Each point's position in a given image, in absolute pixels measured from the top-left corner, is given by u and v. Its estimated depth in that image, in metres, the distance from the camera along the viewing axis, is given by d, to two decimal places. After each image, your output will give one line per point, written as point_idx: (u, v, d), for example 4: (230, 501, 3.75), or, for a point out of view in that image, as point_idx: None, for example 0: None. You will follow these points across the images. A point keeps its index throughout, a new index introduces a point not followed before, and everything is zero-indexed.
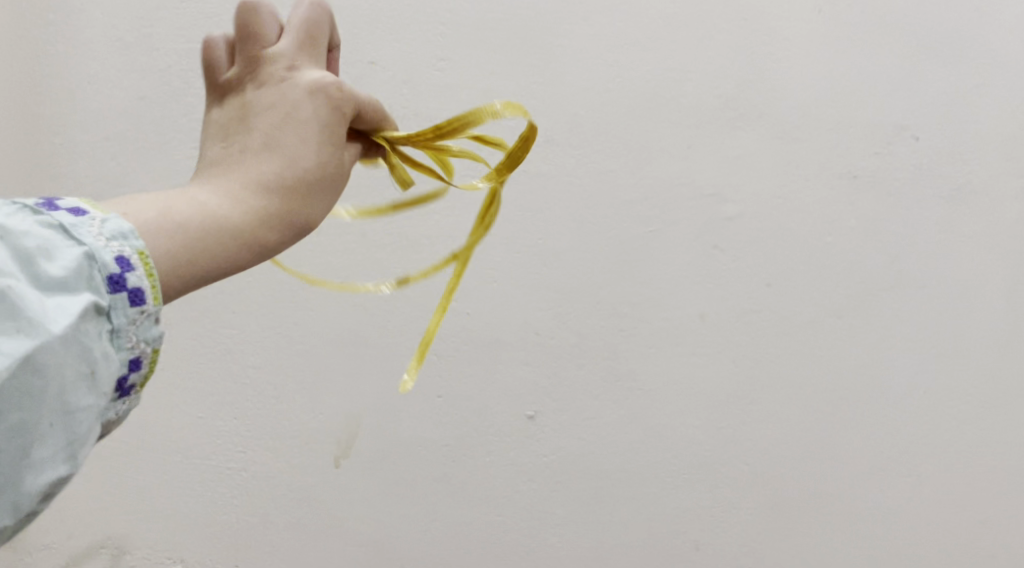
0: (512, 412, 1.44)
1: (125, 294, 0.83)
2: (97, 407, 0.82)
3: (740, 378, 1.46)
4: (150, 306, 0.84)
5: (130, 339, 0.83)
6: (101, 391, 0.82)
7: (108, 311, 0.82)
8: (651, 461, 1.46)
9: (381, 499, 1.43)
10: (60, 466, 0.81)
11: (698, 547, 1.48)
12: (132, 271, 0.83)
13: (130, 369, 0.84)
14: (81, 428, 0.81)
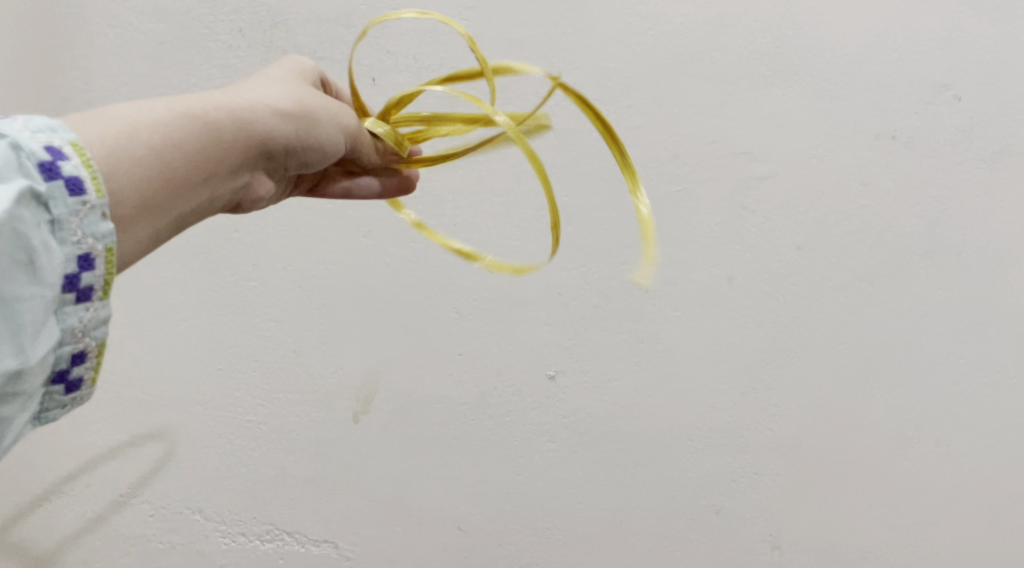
0: (534, 371, 1.40)
1: (61, 182, 0.89)
2: (39, 298, 0.88)
3: (767, 343, 1.44)
4: (92, 197, 0.90)
5: (74, 233, 0.90)
6: (45, 282, 0.89)
7: (47, 201, 0.89)
8: (674, 424, 1.44)
9: (398, 455, 1.40)
10: (10, 361, 0.88)
11: (719, 512, 1.46)
12: (66, 162, 0.90)
13: (80, 266, 0.90)
14: (26, 321, 0.88)
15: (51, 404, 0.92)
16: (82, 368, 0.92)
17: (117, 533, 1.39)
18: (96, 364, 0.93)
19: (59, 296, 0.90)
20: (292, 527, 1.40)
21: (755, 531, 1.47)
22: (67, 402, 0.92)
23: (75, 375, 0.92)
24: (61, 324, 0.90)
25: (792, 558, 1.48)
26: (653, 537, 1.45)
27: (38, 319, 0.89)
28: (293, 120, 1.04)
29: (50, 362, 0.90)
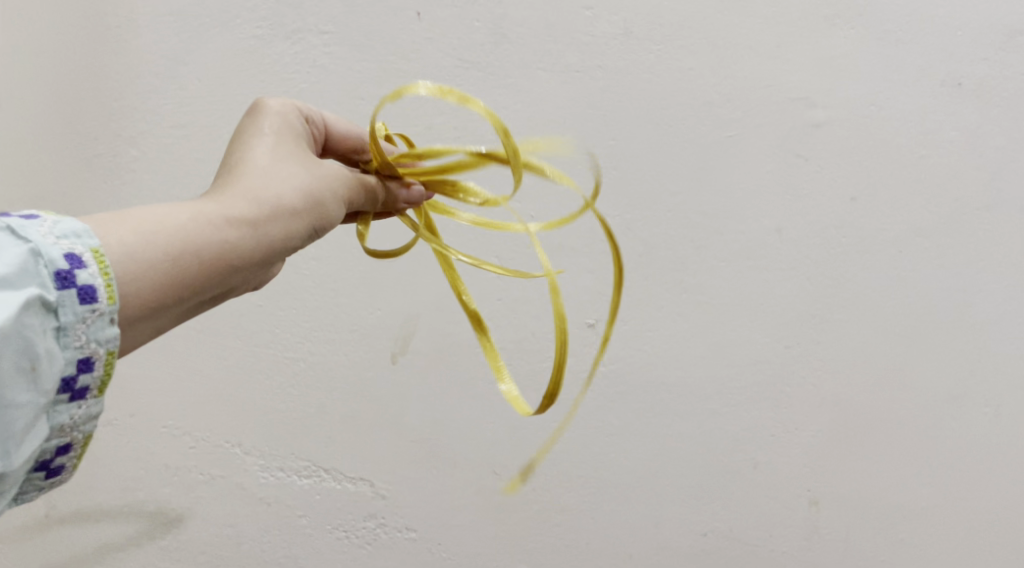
0: (574, 319, 1.40)
1: (73, 290, 0.89)
2: (33, 403, 0.88)
3: (816, 297, 1.42)
4: (102, 304, 0.90)
5: (78, 338, 0.89)
6: (42, 388, 0.88)
7: (56, 307, 0.88)
8: (715, 376, 1.42)
9: (435, 397, 1.38)
10: None
11: (757, 466, 1.43)
12: (81, 270, 0.90)
13: (79, 369, 0.90)
14: (16, 424, 0.88)
15: (29, 487, 0.92)
16: (65, 460, 0.91)
17: (157, 463, 1.39)
18: (80, 454, 0.92)
19: (54, 397, 0.89)
20: (329, 465, 1.39)
21: (793, 486, 1.44)
22: (46, 487, 0.92)
23: (58, 463, 0.91)
24: (51, 422, 0.90)
25: (830, 515, 1.45)
26: (689, 489, 1.43)
27: (29, 421, 0.88)
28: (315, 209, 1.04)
29: (35, 456, 0.90)
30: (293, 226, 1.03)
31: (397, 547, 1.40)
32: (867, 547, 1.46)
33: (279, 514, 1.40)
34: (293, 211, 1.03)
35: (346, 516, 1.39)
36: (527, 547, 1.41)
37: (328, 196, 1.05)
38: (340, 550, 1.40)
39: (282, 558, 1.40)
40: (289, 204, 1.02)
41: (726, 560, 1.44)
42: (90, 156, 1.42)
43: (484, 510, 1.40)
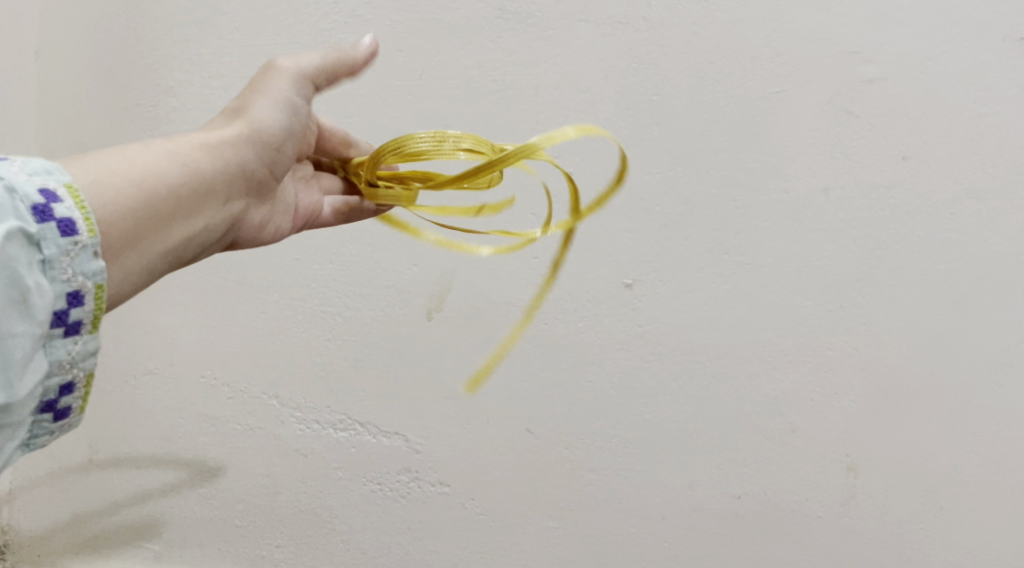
0: (610, 279, 1.39)
1: (53, 224, 0.95)
2: (28, 334, 0.94)
3: (861, 260, 1.39)
4: (83, 237, 0.96)
5: (64, 271, 0.95)
6: (35, 318, 0.94)
7: (39, 241, 0.94)
8: (755, 338, 1.40)
9: (469, 353, 1.38)
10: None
11: (794, 430, 1.41)
12: (57, 204, 0.96)
13: (69, 302, 0.96)
14: (16, 355, 0.94)
15: (39, 431, 0.97)
16: (69, 398, 0.97)
17: (196, 413, 1.41)
18: (84, 394, 0.98)
19: (49, 331, 0.95)
20: (363, 418, 1.39)
21: (832, 451, 1.41)
22: (55, 429, 0.98)
23: (64, 404, 0.97)
24: (49, 357, 0.96)
25: (869, 482, 1.41)
26: (724, 452, 1.40)
27: (27, 352, 0.94)
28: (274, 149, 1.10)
29: (38, 393, 0.96)
30: (254, 165, 1.09)
31: (429, 502, 1.40)
32: (907, 515, 1.42)
33: (315, 465, 1.40)
34: (251, 151, 1.09)
35: (379, 469, 1.39)
36: (558, 505, 1.40)
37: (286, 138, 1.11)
38: (372, 504, 1.40)
39: (315, 508, 1.41)
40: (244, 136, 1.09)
41: (761, 524, 1.41)
42: (131, 105, 1.43)
43: (517, 468, 1.39)
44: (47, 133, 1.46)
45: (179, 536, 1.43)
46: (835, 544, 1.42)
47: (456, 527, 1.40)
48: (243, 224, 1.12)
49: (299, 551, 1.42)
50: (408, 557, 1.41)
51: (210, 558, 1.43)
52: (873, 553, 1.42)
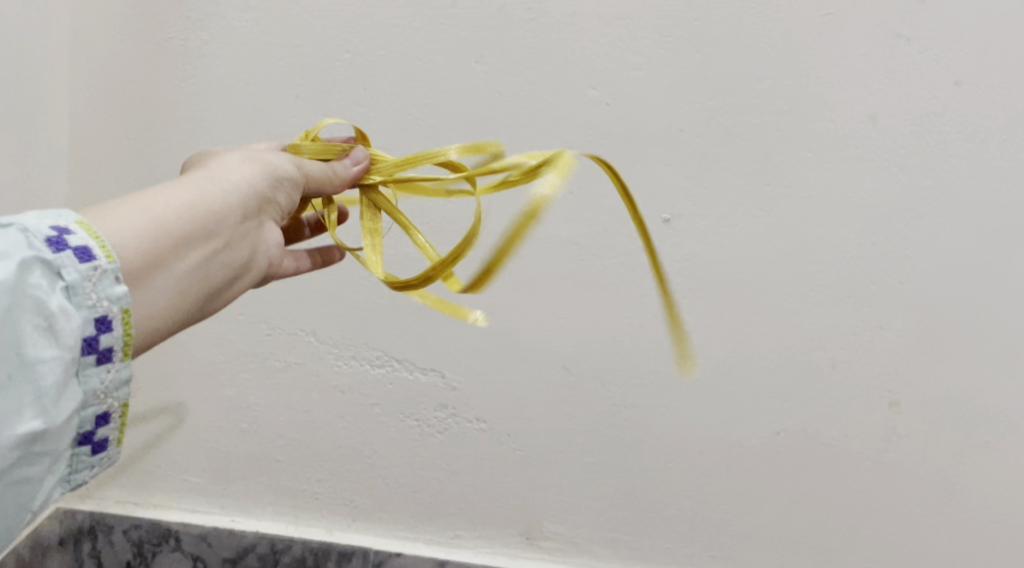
0: (648, 214, 1.38)
1: (71, 253, 0.93)
2: (59, 359, 0.91)
3: (908, 189, 1.36)
4: (102, 262, 0.94)
5: (89, 296, 0.93)
6: (64, 343, 0.92)
7: (59, 271, 0.92)
8: (796, 272, 1.37)
9: (506, 289, 1.37)
10: (33, 419, 0.91)
11: (836, 365, 1.39)
12: (71, 235, 0.94)
13: (98, 328, 0.93)
14: (47, 380, 0.91)
15: (79, 465, 0.95)
16: (106, 430, 0.95)
17: (234, 349, 1.40)
18: (120, 424, 0.96)
19: (81, 359, 0.93)
20: (401, 355, 1.38)
21: (874, 386, 1.39)
22: (96, 463, 0.95)
23: (101, 435, 0.95)
24: (84, 387, 0.93)
25: (912, 416, 1.39)
26: (764, 387, 1.39)
27: (59, 378, 0.91)
28: (272, 165, 1.07)
29: (76, 424, 0.93)
30: (258, 180, 1.06)
31: (467, 438, 1.39)
32: (951, 450, 1.40)
33: (352, 403, 1.39)
34: (249, 169, 1.06)
35: (417, 406, 1.39)
36: (596, 441, 1.40)
37: (279, 153, 1.08)
38: (410, 440, 1.40)
39: (355, 444, 1.40)
40: (242, 162, 1.06)
41: (802, 459, 1.40)
42: (166, 39, 1.42)
43: (555, 403, 1.39)
44: (80, 70, 1.44)
45: (222, 471, 1.43)
46: (876, 479, 1.41)
47: (494, 463, 1.40)
48: (264, 244, 1.08)
49: (341, 484, 1.42)
50: (446, 493, 1.41)
51: (253, 492, 1.43)
52: (914, 488, 1.41)
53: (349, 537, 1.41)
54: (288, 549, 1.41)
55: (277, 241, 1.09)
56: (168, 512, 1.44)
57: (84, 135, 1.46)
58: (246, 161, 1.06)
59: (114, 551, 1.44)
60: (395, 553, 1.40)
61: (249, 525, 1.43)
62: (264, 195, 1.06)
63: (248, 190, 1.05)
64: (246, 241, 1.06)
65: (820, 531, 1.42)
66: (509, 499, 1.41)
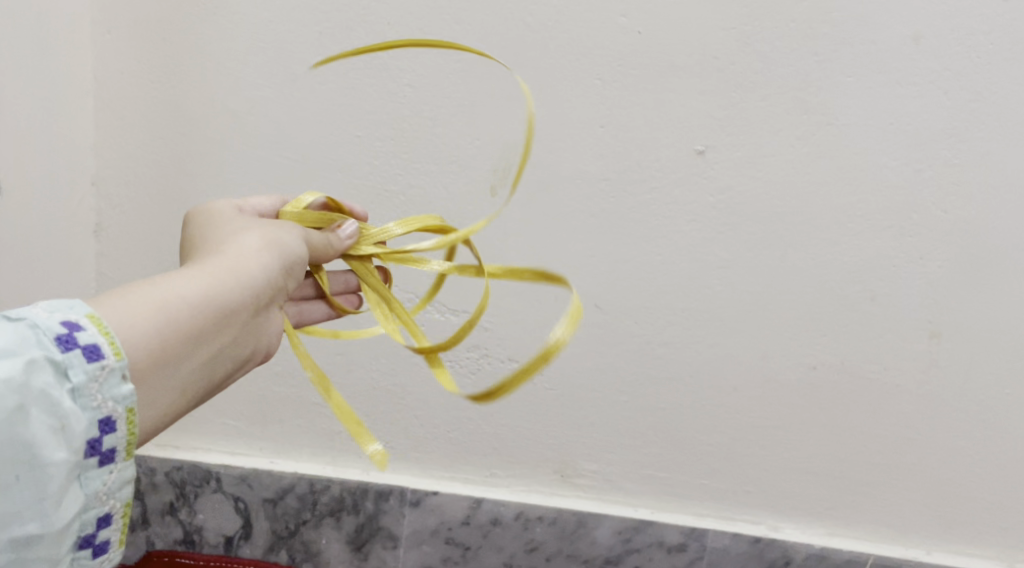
0: (681, 147, 1.34)
1: (78, 351, 0.86)
2: (59, 461, 0.84)
3: (952, 114, 1.31)
4: (109, 359, 0.87)
5: (94, 397, 0.86)
6: (66, 446, 0.84)
7: (65, 370, 0.85)
8: (834, 203, 1.34)
9: (536, 228, 1.36)
10: (28, 525, 0.83)
11: (875, 298, 1.36)
12: (82, 331, 0.86)
13: (102, 430, 0.86)
14: (46, 483, 0.84)
15: None
16: (108, 533, 0.87)
17: None
18: (122, 528, 0.88)
19: (85, 462, 0.85)
20: (432, 297, 1.37)
21: (914, 318, 1.36)
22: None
23: (102, 539, 0.87)
24: (86, 491, 0.86)
25: (953, 347, 1.37)
26: (801, 320, 1.37)
27: (59, 483, 0.84)
28: (280, 256, 1.03)
29: (76, 529, 0.86)
30: (269, 271, 1.01)
31: (500, 378, 1.39)
32: (993, 381, 1.37)
33: (384, 347, 1.39)
34: (262, 260, 1.01)
35: (450, 346, 1.39)
36: (629, 379, 1.39)
37: (285, 241, 1.05)
38: (443, 382, 1.40)
39: (389, 386, 1.40)
40: (255, 250, 1.01)
41: (839, 392, 1.38)
42: None
43: (589, 340, 1.38)
44: (97, 9, 1.37)
45: (259, 413, 1.41)
46: (914, 411, 1.39)
47: (527, 401, 1.40)
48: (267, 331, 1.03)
49: (376, 425, 1.41)
50: (480, 432, 1.41)
51: (290, 434, 1.42)
52: (953, 421, 1.39)
53: (385, 477, 1.42)
54: (326, 489, 1.41)
55: (276, 329, 1.05)
56: (206, 454, 1.43)
57: (98, 79, 1.39)
58: (259, 251, 1.02)
59: (154, 493, 1.43)
60: (431, 492, 1.41)
61: (287, 466, 1.42)
62: (274, 284, 1.02)
63: (262, 278, 1.00)
64: (251, 331, 1.00)
65: (856, 465, 1.41)
66: (542, 438, 1.41)
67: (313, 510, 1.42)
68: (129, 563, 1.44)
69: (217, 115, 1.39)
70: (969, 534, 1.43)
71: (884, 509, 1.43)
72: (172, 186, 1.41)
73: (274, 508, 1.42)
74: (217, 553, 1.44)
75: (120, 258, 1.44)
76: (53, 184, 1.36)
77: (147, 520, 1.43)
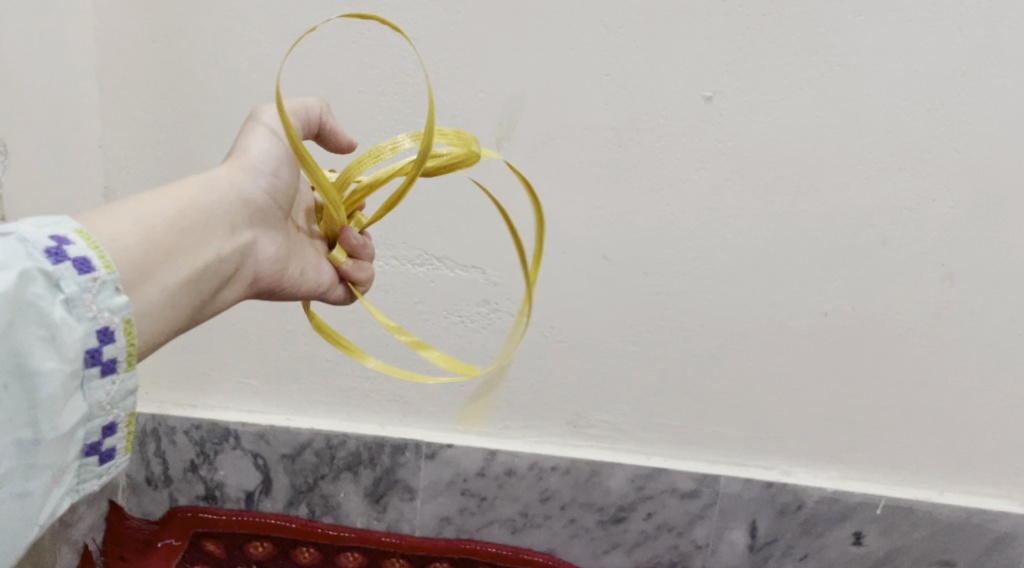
0: (688, 94, 1.32)
1: (69, 264, 0.88)
2: (58, 370, 0.87)
3: (965, 51, 1.28)
4: (101, 272, 0.89)
5: (89, 308, 0.88)
6: (65, 355, 0.87)
7: (58, 284, 0.88)
8: (844, 147, 1.32)
9: (543, 180, 1.35)
10: (31, 431, 0.87)
11: (886, 242, 1.34)
12: (71, 246, 0.89)
13: (100, 340, 0.89)
14: (46, 392, 0.87)
15: (87, 474, 0.91)
16: (114, 439, 0.91)
17: None
18: (126, 434, 0.92)
19: (85, 372, 0.89)
20: (441, 253, 1.38)
21: (926, 261, 1.35)
22: (104, 472, 0.92)
23: (108, 445, 0.91)
24: (89, 399, 0.89)
25: (966, 289, 1.36)
26: (811, 267, 1.36)
27: (59, 392, 0.87)
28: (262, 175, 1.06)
29: (81, 435, 0.90)
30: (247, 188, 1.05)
31: (511, 331, 1.40)
32: (1007, 321, 1.36)
33: (395, 301, 1.40)
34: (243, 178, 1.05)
35: (461, 302, 1.39)
36: (640, 329, 1.39)
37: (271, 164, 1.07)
38: (455, 336, 1.41)
39: (402, 340, 1.41)
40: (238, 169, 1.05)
41: (850, 337, 1.38)
42: None
43: (598, 293, 1.38)
44: None
45: (274, 371, 1.43)
46: (927, 354, 1.39)
47: (539, 353, 1.41)
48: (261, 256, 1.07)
49: (390, 381, 1.43)
50: (493, 385, 1.43)
51: (307, 391, 1.44)
52: (966, 362, 1.38)
53: (400, 432, 1.44)
54: (343, 444, 1.44)
55: (270, 250, 1.08)
56: (225, 412, 1.45)
57: (99, 39, 1.38)
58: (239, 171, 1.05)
59: (175, 451, 1.46)
60: (446, 445, 1.43)
61: (304, 423, 1.44)
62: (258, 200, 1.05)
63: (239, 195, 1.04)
64: (236, 248, 1.03)
65: (868, 408, 1.41)
66: (554, 389, 1.42)
67: (331, 465, 1.45)
68: (154, 519, 1.48)
69: (220, 73, 1.38)
70: (982, 474, 1.43)
71: (896, 452, 1.43)
72: (178, 146, 1.41)
73: (292, 464, 1.45)
74: (239, 508, 1.48)
75: None
76: (60, 149, 1.36)
77: (169, 477, 1.47)
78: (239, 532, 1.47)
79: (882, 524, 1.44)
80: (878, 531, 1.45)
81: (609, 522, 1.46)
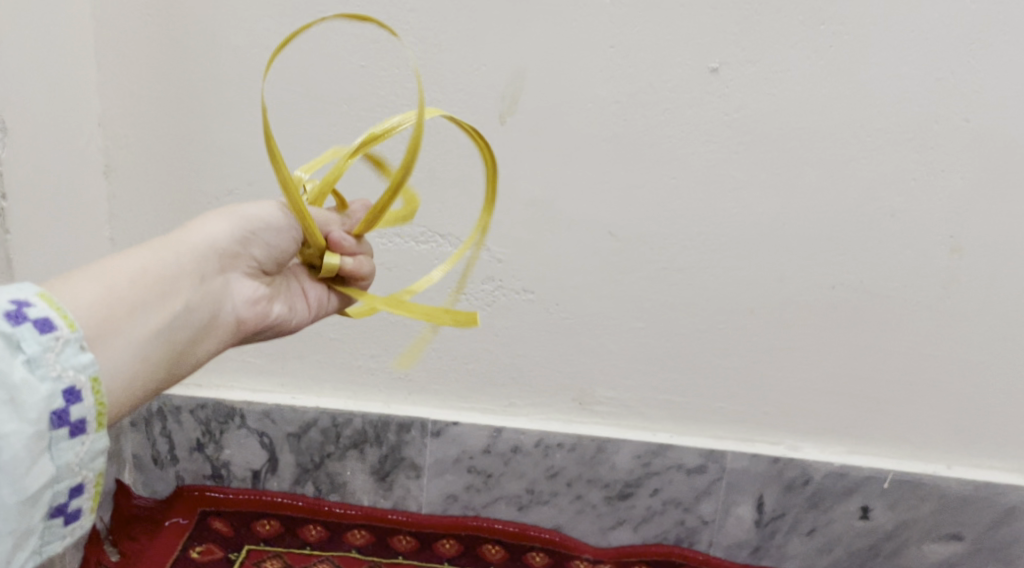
0: (693, 66, 1.30)
1: (28, 323, 0.86)
2: (21, 431, 0.84)
3: (973, 18, 1.26)
4: (63, 331, 0.88)
5: (53, 367, 0.86)
6: (26, 417, 0.85)
7: (18, 342, 0.86)
8: (852, 118, 1.30)
9: (547, 156, 1.34)
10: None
11: (894, 214, 1.33)
12: (30, 307, 0.87)
13: (67, 400, 0.87)
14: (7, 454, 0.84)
15: (51, 538, 0.87)
16: (80, 501, 0.88)
17: None
18: (94, 495, 0.89)
19: (52, 434, 0.86)
20: (445, 231, 1.37)
21: (935, 233, 1.34)
22: (68, 535, 0.88)
23: (74, 507, 0.88)
24: (57, 461, 0.86)
25: (975, 261, 1.34)
26: (818, 240, 1.35)
27: (21, 454, 0.84)
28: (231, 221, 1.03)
29: (46, 499, 0.86)
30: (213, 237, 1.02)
31: (516, 308, 1.39)
32: (1016, 292, 1.35)
33: (399, 280, 1.39)
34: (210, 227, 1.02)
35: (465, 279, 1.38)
36: (646, 305, 1.38)
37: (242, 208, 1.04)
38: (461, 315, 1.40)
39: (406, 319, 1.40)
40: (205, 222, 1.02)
41: (858, 311, 1.37)
42: None
43: (603, 269, 1.37)
44: None
45: (279, 349, 1.43)
46: (935, 328, 1.37)
47: (545, 329, 1.40)
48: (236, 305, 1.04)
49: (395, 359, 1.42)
50: (499, 362, 1.42)
51: (311, 369, 1.43)
52: (975, 335, 1.37)
53: (406, 409, 1.44)
54: (349, 422, 1.43)
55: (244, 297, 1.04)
56: (229, 392, 1.45)
57: (96, 16, 1.37)
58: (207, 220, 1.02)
59: (181, 430, 1.45)
60: (452, 423, 1.43)
61: (309, 402, 1.44)
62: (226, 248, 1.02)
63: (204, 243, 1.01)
64: (206, 298, 1.01)
65: (875, 382, 1.41)
66: (560, 365, 1.42)
67: (336, 443, 1.45)
68: (161, 498, 1.48)
69: (219, 49, 1.36)
70: (990, 446, 1.43)
71: (904, 426, 1.43)
72: (179, 124, 1.40)
73: (298, 442, 1.45)
74: (245, 486, 1.48)
75: (132, 198, 1.44)
76: (59, 129, 1.34)
77: (175, 456, 1.47)
78: (247, 510, 1.47)
79: (891, 498, 1.44)
80: (887, 505, 1.44)
81: (615, 498, 1.46)
